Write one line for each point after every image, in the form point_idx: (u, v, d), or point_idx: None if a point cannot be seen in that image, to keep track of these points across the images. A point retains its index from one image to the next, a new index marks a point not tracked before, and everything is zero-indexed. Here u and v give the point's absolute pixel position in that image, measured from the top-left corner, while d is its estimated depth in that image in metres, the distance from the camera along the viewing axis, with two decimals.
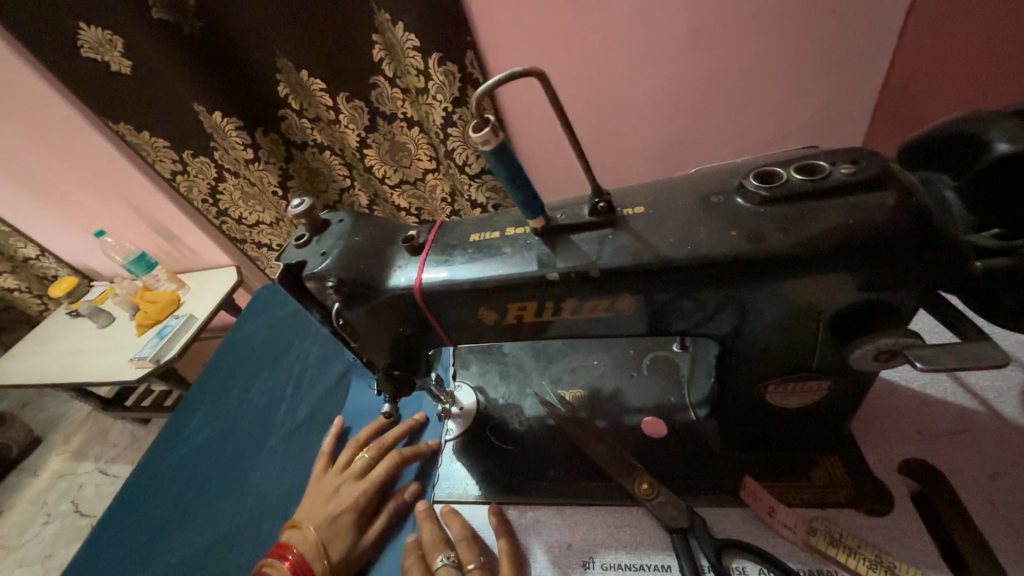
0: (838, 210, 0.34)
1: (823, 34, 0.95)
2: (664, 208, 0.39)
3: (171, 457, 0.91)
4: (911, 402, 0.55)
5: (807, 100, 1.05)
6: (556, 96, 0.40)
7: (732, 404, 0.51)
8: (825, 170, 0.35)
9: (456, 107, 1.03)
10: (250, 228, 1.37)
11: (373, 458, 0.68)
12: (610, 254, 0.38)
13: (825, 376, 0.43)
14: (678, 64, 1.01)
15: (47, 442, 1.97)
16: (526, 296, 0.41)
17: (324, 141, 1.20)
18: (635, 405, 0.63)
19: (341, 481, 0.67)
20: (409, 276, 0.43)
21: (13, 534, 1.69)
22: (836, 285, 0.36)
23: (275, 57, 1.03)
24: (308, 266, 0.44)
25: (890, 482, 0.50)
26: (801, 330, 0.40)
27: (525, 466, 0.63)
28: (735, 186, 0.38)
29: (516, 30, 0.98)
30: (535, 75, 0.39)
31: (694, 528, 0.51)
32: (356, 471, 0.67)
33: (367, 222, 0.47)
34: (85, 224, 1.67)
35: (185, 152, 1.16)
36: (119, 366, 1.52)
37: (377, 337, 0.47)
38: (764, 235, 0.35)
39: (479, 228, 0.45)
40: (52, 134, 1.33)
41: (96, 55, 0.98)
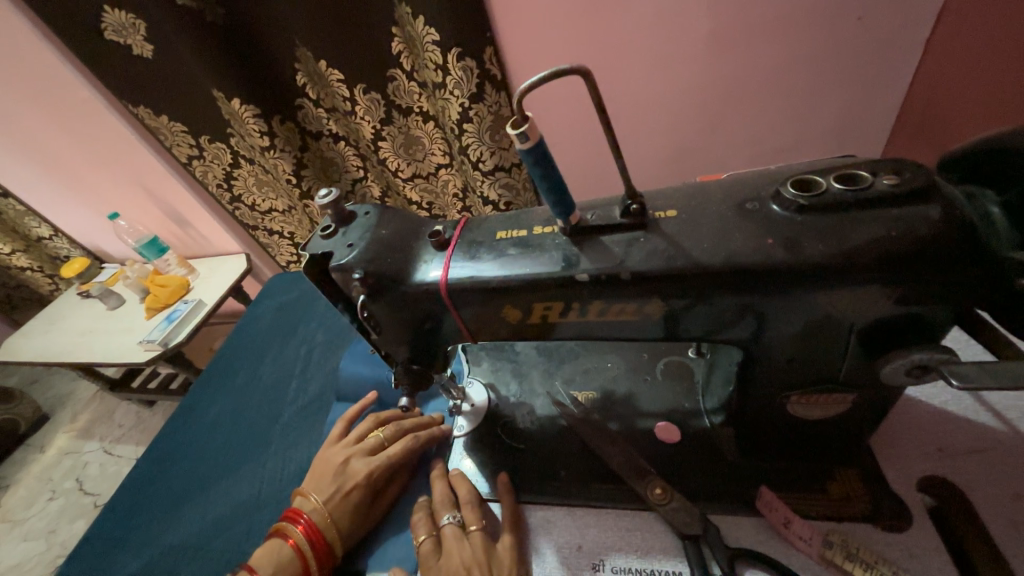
0: (878, 221, 0.34)
1: (850, 42, 0.93)
2: (697, 213, 0.39)
3: (184, 435, 0.92)
4: (930, 418, 0.55)
5: (830, 108, 1.04)
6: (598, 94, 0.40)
7: (749, 413, 0.50)
8: (867, 180, 0.35)
9: (473, 103, 1.02)
10: (263, 215, 1.37)
11: (388, 438, 0.66)
12: (642, 258, 0.38)
13: (849, 389, 0.43)
14: (699, 68, 1.00)
15: (54, 420, 1.99)
16: (552, 296, 0.41)
17: (340, 132, 1.20)
18: (649, 409, 0.63)
19: (351, 454, 0.65)
20: (435, 271, 0.43)
21: (19, 509, 1.71)
22: (871, 298, 0.35)
23: (294, 47, 1.04)
24: (334, 257, 0.44)
25: (908, 499, 0.49)
26: (829, 342, 0.40)
27: (536, 466, 0.63)
28: (769, 193, 0.38)
29: (537, 28, 0.97)
30: (577, 74, 0.39)
31: (706, 535, 0.51)
32: (368, 448, 0.65)
33: (393, 215, 0.47)
34: (99, 205, 1.69)
35: (202, 137, 1.17)
36: (128, 348, 1.53)
37: (399, 330, 0.47)
38: (801, 243, 0.35)
39: (506, 225, 0.45)
40: (71, 116, 1.35)
41: (119, 38, 0.99)
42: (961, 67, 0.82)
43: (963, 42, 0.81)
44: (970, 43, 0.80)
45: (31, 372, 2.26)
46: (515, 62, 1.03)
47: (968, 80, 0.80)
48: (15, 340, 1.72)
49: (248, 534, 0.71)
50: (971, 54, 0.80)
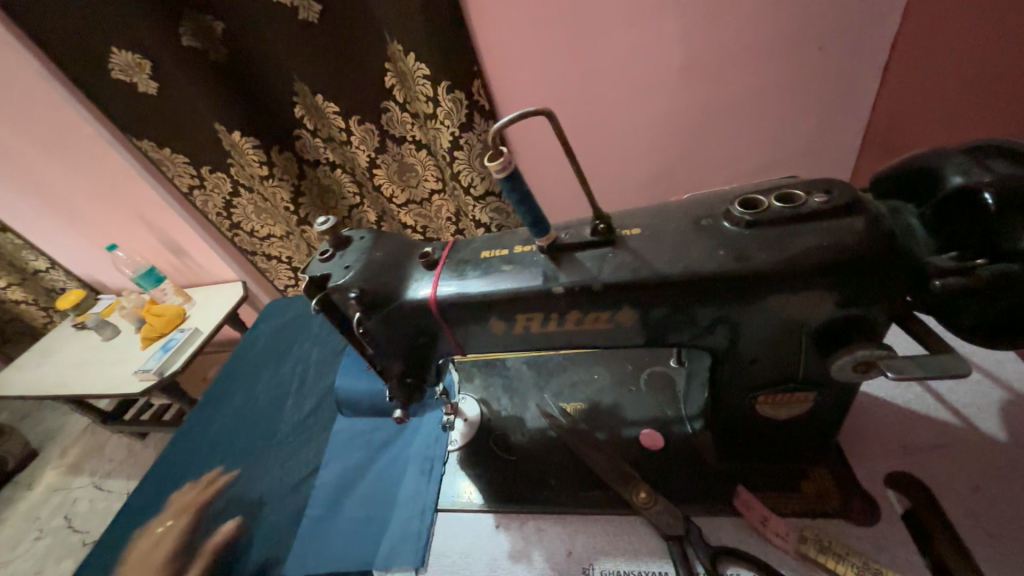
0: (813, 232, 0.38)
1: (810, 69, 1.01)
2: (660, 229, 0.43)
3: (179, 458, 0.92)
4: (896, 417, 0.58)
5: (798, 129, 1.11)
6: (561, 130, 0.45)
7: (724, 413, 0.54)
8: (802, 199, 0.39)
9: (462, 133, 1.08)
10: (261, 241, 1.42)
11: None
12: (611, 272, 0.42)
13: (810, 387, 0.47)
14: (674, 95, 1.07)
15: (43, 456, 1.97)
16: (533, 309, 0.45)
17: (337, 161, 1.26)
18: (633, 418, 0.66)
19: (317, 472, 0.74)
20: (424, 289, 0.47)
21: (3, 549, 1.67)
22: (817, 301, 0.40)
23: (293, 82, 1.10)
24: (332, 278, 0.47)
25: (878, 494, 0.52)
26: (787, 343, 0.44)
27: (528, 475, 0.65)
28: (722, 212, 0.42)
29: (521, 62, 1.04)
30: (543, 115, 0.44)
31: (689, 535, 0.53)
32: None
33: (386, 239, 0.51)
34: (97, 238, 1.73)
35: (203, 167, 1.22)
36: (123, 378, 1.54)
37: (394, 344, 0.51)
38: (749, 253, 0.39)
39: (490, 245, 0.49)
40: (76, 151, 1.40)
41: (126, 77, 1.05)
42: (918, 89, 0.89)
43: (919, 67, 0.88)
44: (925, 68, 0.87)
45: (21, 407, 2.24)
46: (501, 94, 1.10)
47: (925, 102, 0.87)
48: (8, 373, 1.72)
49: (251, 546, 0.72)
50: (925, 77, 0.86)
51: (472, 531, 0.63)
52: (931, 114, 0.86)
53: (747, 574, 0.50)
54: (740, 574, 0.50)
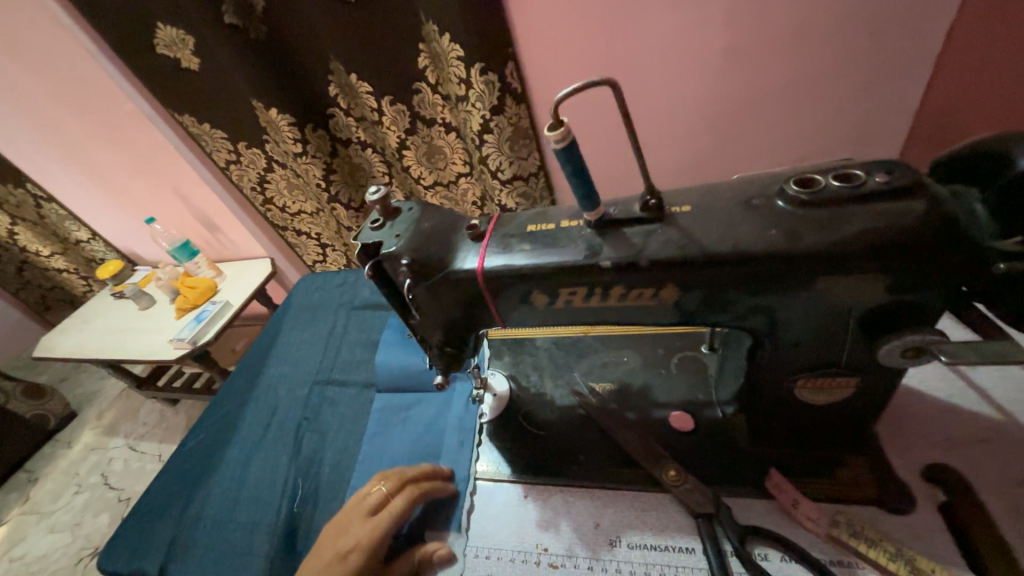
0: (869, 213, 0.37)
1: (857, 56, 0.97)
2: (711, 207, 0.43)
3: (225, 418, 0.96)
4: (937, 410, 0.58)
5: (840, 119, 1.08)
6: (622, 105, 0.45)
7: (759, 397, 0.54)
8: (861, 177, 0.39)
9: (493, 116, 1.08)
10: (292, 216, 1.45)
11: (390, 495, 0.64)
12: (659, 247, 0.42)
13: (853, 373, 0.46)
14: (713, 81, 1.05)
15: (82, 416, 2.08)
16: (577, 282, 0.46)
17: (367, 140, 1.28)
18: (662, 400, 0.67)
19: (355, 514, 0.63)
20: (471, 261, 0.48)
21: (46, 501, 1.79)
22: (866, 286, 0.39)
23: (327, 60, 1.11)
24: (383, 246, 0.49)
25: (913, 484, 0.52)
26: (833, 328, 0.44)
27: (557, 450, 0.67)
28: (775, 191, 0.42)
29: (558, 44, 1.04)
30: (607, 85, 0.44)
31: (718, 513, 0.54)
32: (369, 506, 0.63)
33: (433, 210, 0.52)
34: (136, 211, 1.79)
35: (239, 143, 1.26)
36: (159, 345, 1.61)
37: (439, 313, 0.52)
38: (801, 233, 0.38)
39: (535, 220, 0.50)
40: (119, 126, 1.45)
41: (170, 52, 1.08)
42: (974, 79, 0.85)
43: (974, 57, 0.85)
44: (983, 56, 0.83)
45: (61, 370, 2.36)
46: (535, 77, 1.10)
47: (981, 94, 0.84)
48: (52, 337, 1.82)
49: (305, 500, 0.76)
50: (983, 67, 0.83)
51: (502, 499, 0.64)
52: (987, 104, 0.83)
53: (775, 554, 0.51)
54: (768, 554, 0.51)
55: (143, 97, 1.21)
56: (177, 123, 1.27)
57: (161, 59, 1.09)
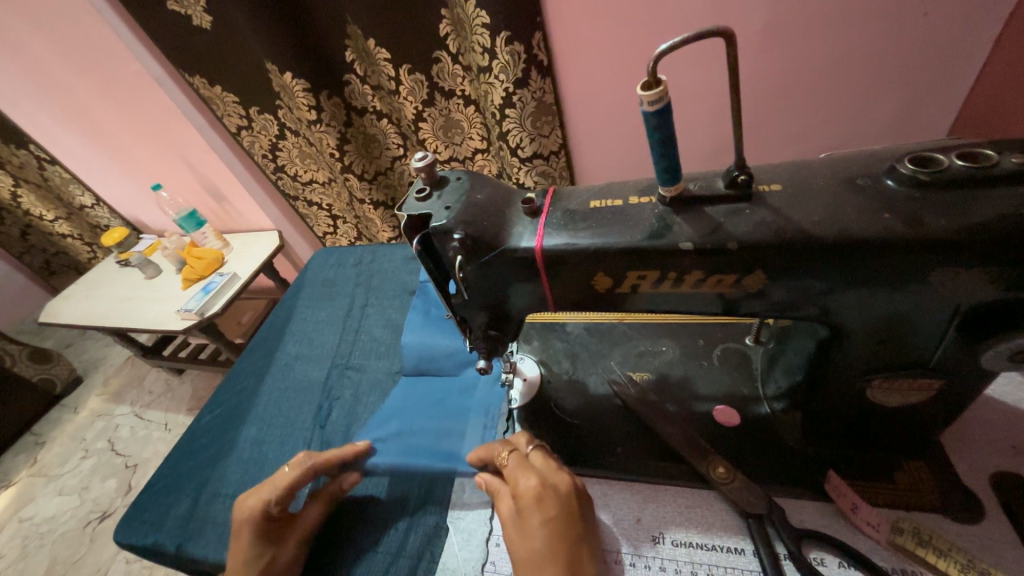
0: (1003, 198, 0.33)
1: (915, 37, 0.90)
2: (805, 187, 0.39)
3: (243, 392, 0.94)
4: (1001, 417, 0.54)
5: (890, 103, 1.01)
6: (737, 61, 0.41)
7: (822, 396, 0.51)
8: (993, 158, 0.34)
9: (517, 88, 1.01)
10: (304, 186, 1.40)
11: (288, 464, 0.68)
12: (746, 228, 0.38)
13: (938, 375, 0.43)
14: (754, 60, 0.98)
15: (88, 382, 2.07)
16: (647, 264, 0.42)
17: (383, 110, 1.22)
18: (705, 393, 0.63)
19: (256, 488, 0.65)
20: (529, 239, 0.44)
21: (54, 464, 1.79)
22: (980, 281, 0.35)
23: (345, 24, 1.05)
24: (432, 220, 0.45)
25: (980, 491, 0.49)
26: (928, 326, 0.40)
27: (594, 440, 0.64)
28: (883, 170, 0.37)
29: (590, 15, 0.97)
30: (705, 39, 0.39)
31: (771, 514, 0.51)
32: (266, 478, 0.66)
33: (484, 181, 0.48)
34: (141, 177, 1.74)
35: (251, 108, 1.20)
36: (166, 316, 1.58)
37: (487, 292, 0.49)
38: (919, 216, 0.35)
39: (598, 195, 0.46)
40: (124, 87, 1.39)
41: (180, 9, 1.01)
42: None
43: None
44: None
45: (66, 336, 2.35)
46: (564, 50, 1.03)
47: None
48: (57, 303, 1.78)
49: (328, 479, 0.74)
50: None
51: None
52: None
53: (832, 559, 0.48)
54: (824, 558, 0.48)
55: (152, 58, 1.15)
56: (187, 84, 1.21)
57: (172, 16, 1.02)
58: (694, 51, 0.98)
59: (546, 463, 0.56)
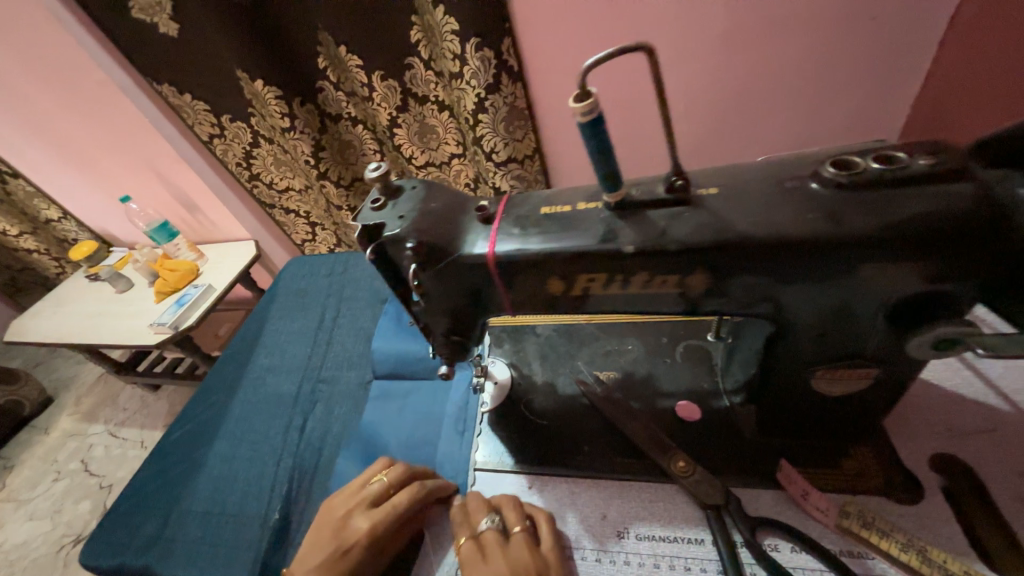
0: (915, 197, 0.36)
1: (863, 41, 0.94)
2: (739, 189, 0.41)
3: (213, 406, 0.93)
4: (943, 401, 0.57)
5: (844, 105, 1.05)
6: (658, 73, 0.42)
7: (772, 389, 0.53)
8: (905, 160, 0.37)
9: (489, 94, 1.02)
10: (281, 194, 1.39)
11: (392, 485, 0.60)
12: (686, 231, 0.40)
13: (874, 365, 0.45)
14: (715, 64, 1.01)
15: (59, 402, 2.01)
16: (595, 268, 0.43)
17: (358, 116, 1.21)
18: (668, 390, 0.65)
19: (353, 506, 0.59)
20: (481, 244, 0.45)
21: (24, 488, 1.73)
22: (904, 275, 0.38)
23: (317, 32, 1.04)
24: (385, 228, 0.46)
25: (921, 474, 0.52)
26: (857, 319, 0.42)
27: (562, 440, 0.65)
28: (809, 172, 0.40)
29: (555, 21, 0.98)
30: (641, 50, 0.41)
31: (728, 505, 0.53)
32: (368, 499, 0.59)
33: (439, 190, 0.49)
34: (110, 189, 1.70)
35: (224, 116, 1.18)
36: (138, 330, 1.54)
37: (445, 299, 0.50)
38: (844, 215, 0.37)
39: (549, 201, 0.47)
40: (89, 99, 1.36)
41: (146, 17, 0.99)
42: (974, 66, 0.83)
43: (976, 43, 0.82)
44: (982, 47, 0.81)
45: (35, 355, 2.27)
46: (532, 56, 1.04)
47: (978, 84, 0.82)
48: (23, 321, 1.72)
49: (306, 491, 0.73)
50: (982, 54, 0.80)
51: (506, 491, 0.63)
52: (983, 92, 0.81)
53: (785, 544, 0.50)
54: (777, 544, 0.50)
55: (120, 68, 1.12)
56: (157, 95, 1.19)
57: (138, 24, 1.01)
58: (650, 56, 1.01)
59: (492, 555, 0.52)
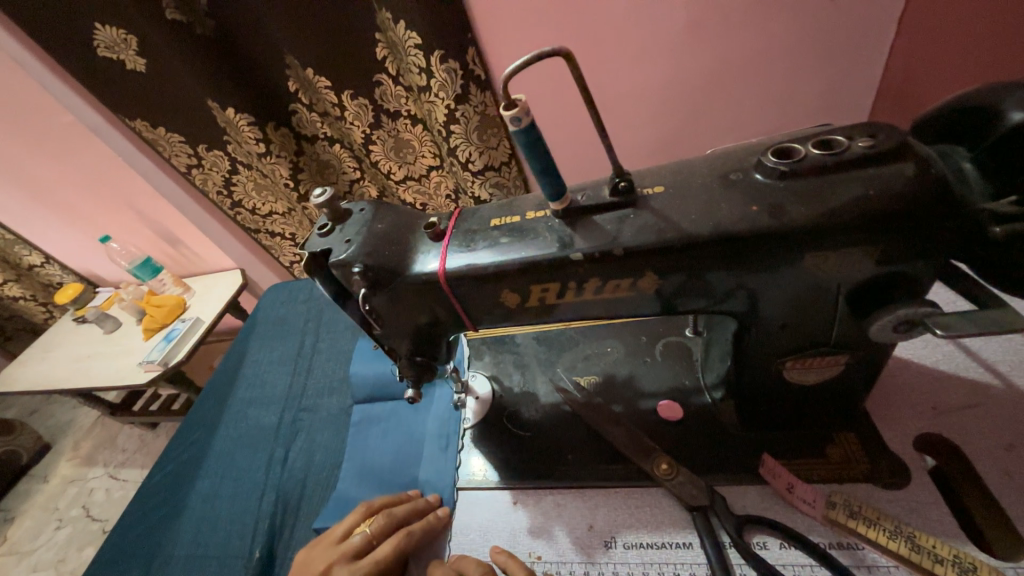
0: (857, 180, 0.36)
1: (823, 23, 0.94)
2: (685, 186, 0.40)
3: (196, 446, 0.91)
4: (925, 380, 0.56)
5: (810, 88, 1.05)
6: (581, 77, 0.41)
7: (750, 383, 0.52)
8: (844, 144, 0.37)
9: (459, 104, 1.00)
10: (265, 218, 1.33)
11: (375, 536, 0.57)
12: (633, 233, 0.40)
13: (841, 351, 0.45)
14: (677, 57, 1.01)
15: (56, 448, 1.97)
16: (549, 278, 0.42)
17: (333, 135, 1.18)
18: (649, 390, 0.64)
19: (333, 560, 0.56)
20: (432, 262, 0.44)
21: (26, 540, 1.69)
22: (855, 259, 0.37)
23: (283, 56, 1.01)
24: (332, 253, 0.45)
25: (907, 457, 0.51)
26: (818, 306, 0.42)
27: (544, 451, 0.63)
28: (753, 163, 0.40)
29: (515, 26, 0.98)
30: (562, 55, 0.40)
31: (714, 505, 0.52)
32: (350, 552, 0.56)
33: (388, 210, 0.48)
34: (89, 230, 1.68)
35: (199, 145, 1.13)
36: (128, 369, 1.52)
37: (404, 320, 0.49)
38: (785, 207, 0.36)
39: (500, 213, 0.46)
40: (60, 141, 1.35)
41: (111, 54, 0.95)
42: (932, 40, 0.83)
43: (933, 17, 0.82)
44: (940, 19, 0.80)
45: (30, 402, 2.23)
46: (496, 62, 1.03)
47: (939, 57, 0.81)
48: (12, 370, 1.69)
49: (291, 526, 0.71)
50: (942, 27, 0.80)
51: (491, 506, 0.61)
52: (944, 66, 0.81)
53: (774, 541, 0.49)
54: (766, 542, 0.49)
55: (89, 107, 1.08)
56: (130, 131, 1.14)
57: (103, 63, 0.96)
58: (611, 55, 1.01)
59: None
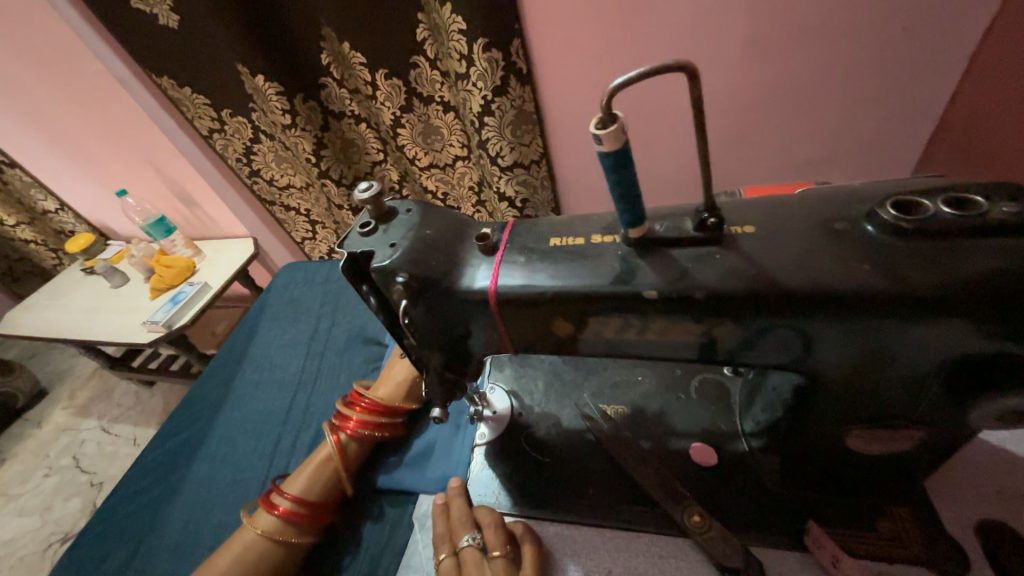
0: (990, 250, 0.31)
1: (894, 53, 0.88)
2: (778, 230, 0.36)
3: (197, 423, 0.89)
4: (989, 460, 0.52)
5: (872, 120, 0.99)
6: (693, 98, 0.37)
7: (801, 443, 0.48)
8: (981, 206, 0.32)
9: (496, 96, 0.95)
10: (281, 191, 1.29)
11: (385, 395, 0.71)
12: (714, 275, 0.35)
13: (917, 426, 0.40)
14: (733, 73, 0.95)
15: (52, 395, 1.96)
16: (607, 311, 0.38)
17: (361, 114, 1.13)
18: (681, 429, 0.60)
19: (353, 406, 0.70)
20: (482, 277, 0.41)
21: (13, 483, 1.69)
22: (962, 335, 0.33)
23: (319, 25, 0.96)
24: (374, 257, 0.41)
25: (966, 543, 0.47)
26: (908, 379, 0.37)
27: (563, 481, 0.60)
28: (863, 213, 0.35)
29: (569, 23, 0.92)
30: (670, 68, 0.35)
31: (747, 569, 0.48)
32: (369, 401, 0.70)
33: (435, 214, 0.44)
34: (106, 181, 1.65)
35: (223, 110, 1.09)
36: (129, 328, 1.49)
37: (438, 334, 0.45)
38: (899, 269, 0.32)
39: (560, 231, 0.42)
40: (84, 89, 1.32)
41: (145, 7, 0.92)
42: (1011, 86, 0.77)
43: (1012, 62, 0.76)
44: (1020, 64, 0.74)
45: (31, 346, 2.23)
46: (543, 58, 0.98)
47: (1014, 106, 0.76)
48: (16, 313, 1.68)
49: None
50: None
51: None
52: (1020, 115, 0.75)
53: None
54: None
55: (117, 58, 1.04)
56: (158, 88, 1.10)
57: (134, 15, 0.93)
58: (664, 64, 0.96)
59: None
